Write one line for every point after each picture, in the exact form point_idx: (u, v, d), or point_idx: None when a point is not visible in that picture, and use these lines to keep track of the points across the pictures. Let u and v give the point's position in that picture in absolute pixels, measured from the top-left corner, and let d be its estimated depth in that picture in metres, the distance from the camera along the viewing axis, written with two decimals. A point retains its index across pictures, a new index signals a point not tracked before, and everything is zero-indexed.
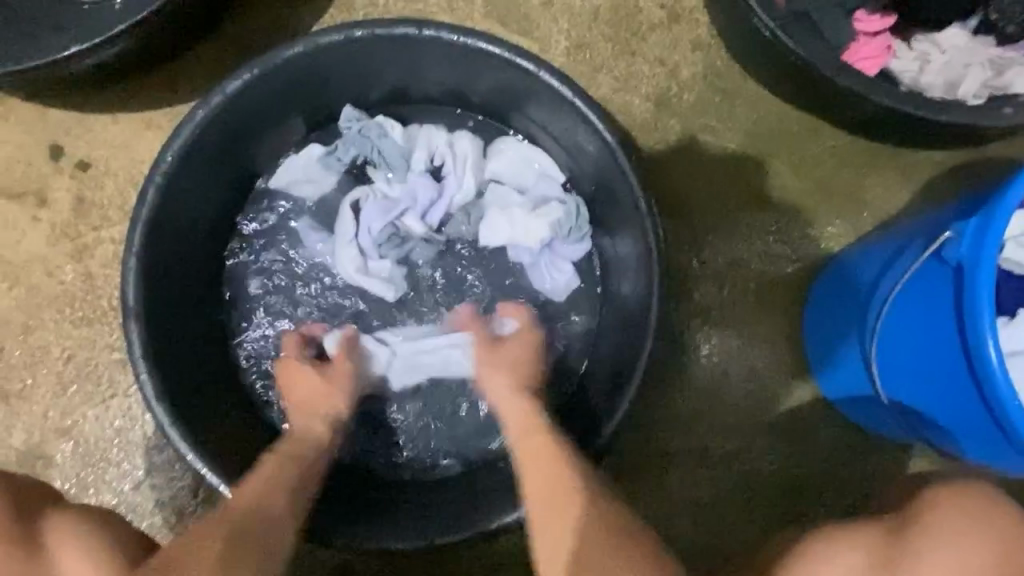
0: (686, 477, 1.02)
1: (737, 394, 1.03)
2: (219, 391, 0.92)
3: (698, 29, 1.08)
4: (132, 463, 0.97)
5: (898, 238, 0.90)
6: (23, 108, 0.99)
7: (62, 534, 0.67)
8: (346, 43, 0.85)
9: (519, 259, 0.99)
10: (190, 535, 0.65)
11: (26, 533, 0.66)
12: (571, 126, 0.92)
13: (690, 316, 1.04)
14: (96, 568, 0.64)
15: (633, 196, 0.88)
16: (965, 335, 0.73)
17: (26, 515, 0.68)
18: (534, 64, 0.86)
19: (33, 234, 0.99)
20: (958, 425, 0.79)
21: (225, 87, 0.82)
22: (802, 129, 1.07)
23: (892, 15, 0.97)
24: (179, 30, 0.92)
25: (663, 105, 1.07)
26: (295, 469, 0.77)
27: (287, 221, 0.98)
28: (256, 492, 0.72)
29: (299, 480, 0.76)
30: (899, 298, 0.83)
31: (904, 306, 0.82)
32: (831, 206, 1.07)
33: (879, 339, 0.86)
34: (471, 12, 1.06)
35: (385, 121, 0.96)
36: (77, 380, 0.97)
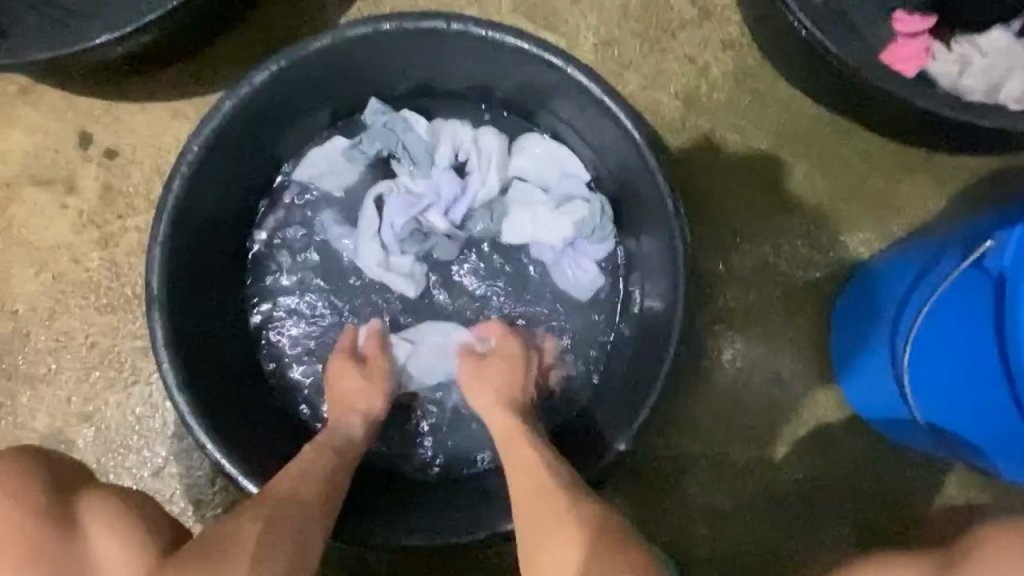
0: (706, 483, 1.01)
1: (760, 401, 1.01)
2: (239, 382, 0.92)
3: (729, 27, 1.05)
4: (152, 450, 0.97)
5: (933, 244, 0.89)
6: (53, 95, 1.00)
7: (96, 513, 0.64)
8: (374, 36, 0.84)
9: (542, 258, 0.98)
10: (221, 522, 0.64)
11: (60, 509, 0.63)
12: (598, 124, 0.91)
13: (714, 319, 1.02)
14: (131, 554, 0.62)
15: (661, 197, 0.86)
16: (1007, 356, 0.72)
17: (59, 489, 0.65)
18: (563, 60, 0.84)
19: (61, 221, 1.00)
20: (997, 438, 0.77)
21: (252, 78, 0.82)
22: (834, 131, 1.05)
23: (931, 17, 0.95)
24: (207, 21, 0.92)
25: (692, 104, 1.05)
26: (329, 462, 0.76)
27: (311, 214, 0.98)
28: (290, 480, 0.71)
29: (333, 472, 0.75)
30: (934, 314, 0.81)
31: (940, 321, 0.80)
32: (862, 211, 1.04)
33: (912, 355, 0.84)
34: (498, 6, 1.05)
35: (410, 115, 0.96)
36: (100, 366, 0.98)
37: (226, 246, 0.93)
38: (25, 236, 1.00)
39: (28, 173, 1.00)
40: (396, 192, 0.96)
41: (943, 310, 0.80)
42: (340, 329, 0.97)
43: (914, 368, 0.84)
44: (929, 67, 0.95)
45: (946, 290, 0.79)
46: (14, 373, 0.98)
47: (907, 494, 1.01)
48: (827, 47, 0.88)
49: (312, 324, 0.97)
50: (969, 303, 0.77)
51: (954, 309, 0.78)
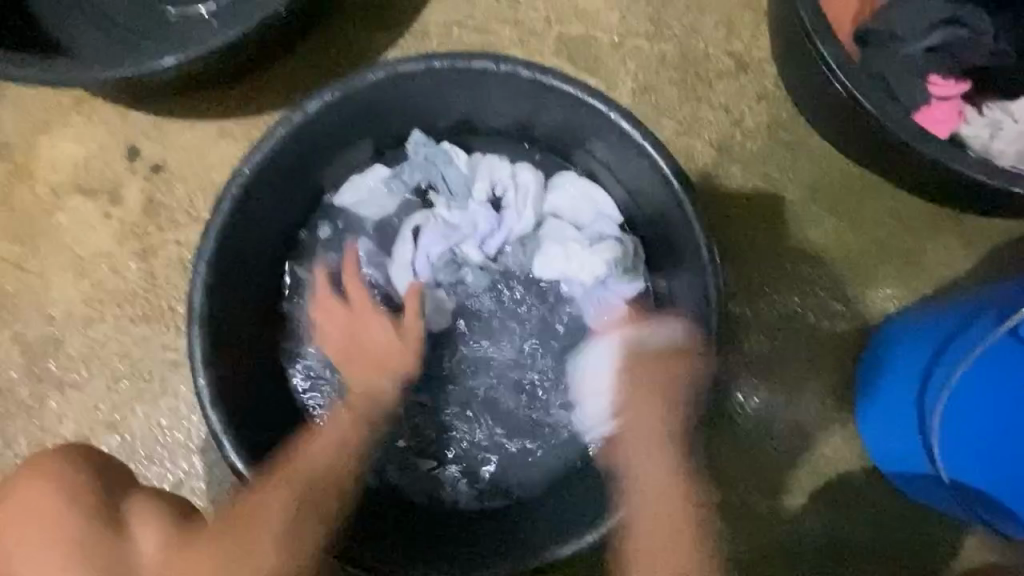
0: (724, 530, 1.00)
1: (782, 450, 1.01)
2: (268, 401, 0.93)
3: (764, 79, 1.08)
4: (174, 463, 0.98)
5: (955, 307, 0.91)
6: (107, 109, 1.03)
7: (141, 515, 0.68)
8: (425, 73, 0.87)
9: (571, 294, 1.00)
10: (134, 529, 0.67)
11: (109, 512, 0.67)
12: (635, 168, 0.93)
13: (739, 365, 1.03)
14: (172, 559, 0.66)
15: (696, 244, 0.88)
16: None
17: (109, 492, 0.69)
18: (606, 106, 0.87)
19: (103, 230, 1.02)
20: None
21: (306, 106, 0.84)
22: (865, 187, 1.07)
23: (963, 82, 0.96)
24: (263, 46, 0.95)
25: (725, 152, 1.07)
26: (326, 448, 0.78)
27: (347, 239, 1.00)
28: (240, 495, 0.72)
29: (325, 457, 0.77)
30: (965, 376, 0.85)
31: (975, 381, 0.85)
32: (890, 266, 1.06)
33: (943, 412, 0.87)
34: (541, 48, 1.08)
35: (452, 150, 0.99)
36: (130, 376, 0.99)
37: (265, 266, 0.95)
38: (68, 244, 1.02)
39: (75, 182, 1.02)
40: (431, 216, 0.98)
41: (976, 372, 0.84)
42: None
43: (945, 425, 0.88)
44: (961, 130, 0.97)
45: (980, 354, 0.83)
46: (45, 377, 1.00)
47: (928, 555, 1.00)
48: (865, 107, 0.90)
49: None
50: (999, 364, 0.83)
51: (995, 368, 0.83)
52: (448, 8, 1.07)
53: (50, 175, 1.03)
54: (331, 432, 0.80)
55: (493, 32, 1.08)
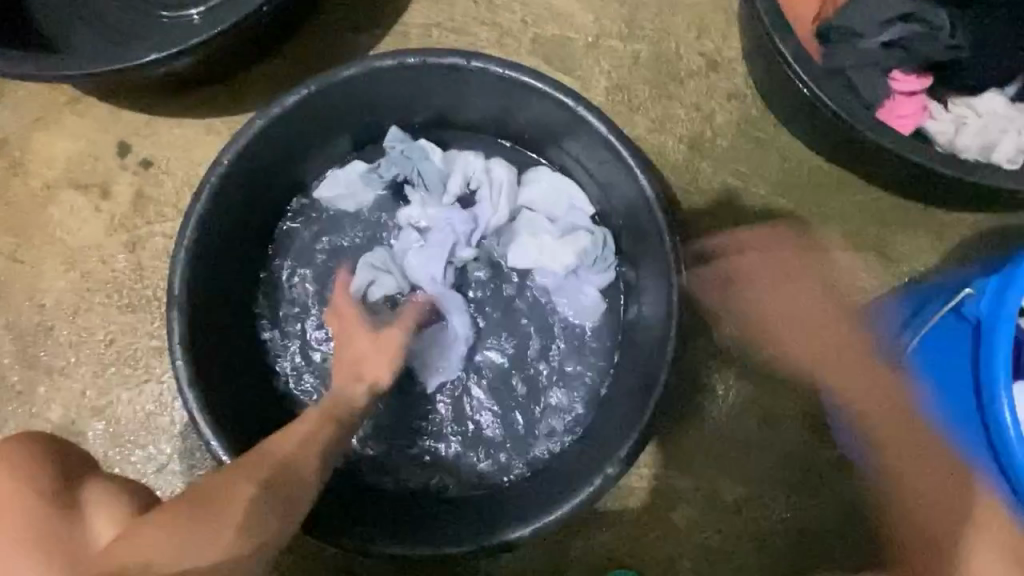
0: (695, 517, 1.02)
1: (752, 438, 1.03)
2: (246, 386, 0.96)
3: (735, 78, 1.11)
4: (158, 447, 1.01)
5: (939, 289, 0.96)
6: (99, 107, 1.07)
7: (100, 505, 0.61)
8: (400, 69, 0.91)
9: (544, 284, 1.02)
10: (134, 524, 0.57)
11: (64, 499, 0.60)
12: (604, 161, 0.96)
13: (709, 355, 1.05)
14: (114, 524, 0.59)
15: (659, 232, 0.91)
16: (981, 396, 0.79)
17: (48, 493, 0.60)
18: (573, 101, 0.90)
19: (94, 223, 1.06)
20: None
21: (284, 100, 0.88)
22: (834, 182, 1.09)
23: (926, 77, 0.98)
24: (247, 44, 0.99)
25: (696, 148, 1.10)
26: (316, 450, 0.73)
27: (327, 231, 1.03)
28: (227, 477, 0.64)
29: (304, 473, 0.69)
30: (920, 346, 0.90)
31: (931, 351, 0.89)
32: (859, 259, 1.08)
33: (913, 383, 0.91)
34: (518, 48, 1.12)
35: (426, 145, 1.01)
36: (116, 363, 1.03)
37: (245, 255, 0.98)
38: (60, 236, 1.06)
39: (68, 177, 1.07)
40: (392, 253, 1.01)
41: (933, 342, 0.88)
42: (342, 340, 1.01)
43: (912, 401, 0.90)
44: (925, 125, 0.99)
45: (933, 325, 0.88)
46: (35, 364, 1.03)
47: None
48: (824, 101, 0.93)
49: (318, 335, 1.02)
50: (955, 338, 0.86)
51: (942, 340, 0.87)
52: (428, 11, 1.11)
53: (44, 170, 1.07)
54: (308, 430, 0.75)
55: (471, 33, 1.12)
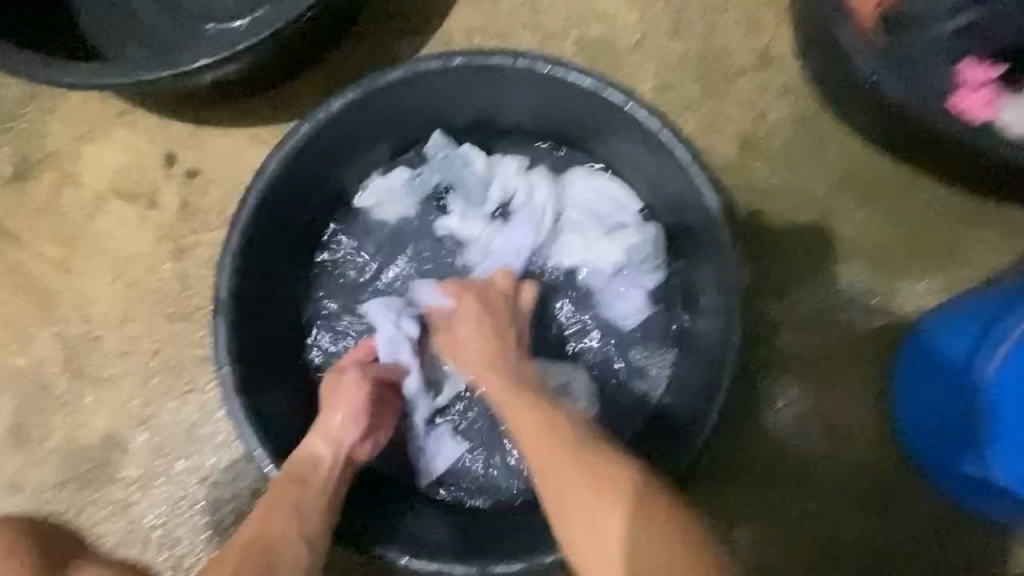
0: (755, 531, 0.97)
1: (816, 451, 0.98)
2: (293, 394, 0.94)
3: (788, 74, 1.07)
4: (201, 458, 1.00)
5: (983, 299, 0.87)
6: (146, 118, 1.08)
7: None
8: (445, 71, 0.89)
9: (590, 286, 1.00)
10: None
11: None
12: (654, 160, 0.92)
13: (769, 362, 0.99)
14: None
15: (716, 233, 0.86)
16: None
17: None
18: (623, 97, 0.87)
19: (140, 233, 1.06)
20: None
21: (331, 104, 0.87)
22: (897, 179, 1.03)
23: (997, 66, 0.91)
24: (291, 52, 1.00)
25: (749, 146, 1.06)
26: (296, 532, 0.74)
27: (371, 236, 1.02)
28: None
29: None
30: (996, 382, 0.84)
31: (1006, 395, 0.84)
32: (928, 259, 1.02)
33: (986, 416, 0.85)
34: (562, 51, 1.10)
35: (470, 151, 1.00)
36: (161, 372, 1.02)
37: (291, 261, 0.97)
38: (108, 246, 1.06)
39: (117, 188, 1.07)
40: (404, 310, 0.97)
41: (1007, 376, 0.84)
42: None
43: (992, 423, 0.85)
44: (1003, 117, 0.89)
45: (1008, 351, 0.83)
46: (81, 373, 1.03)
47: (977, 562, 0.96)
48: None
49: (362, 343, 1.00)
50: None
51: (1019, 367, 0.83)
52: (470, 15, 1.10)
53: (93, 182, 1.08)
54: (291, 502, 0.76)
55: (514, 36, 1.10)
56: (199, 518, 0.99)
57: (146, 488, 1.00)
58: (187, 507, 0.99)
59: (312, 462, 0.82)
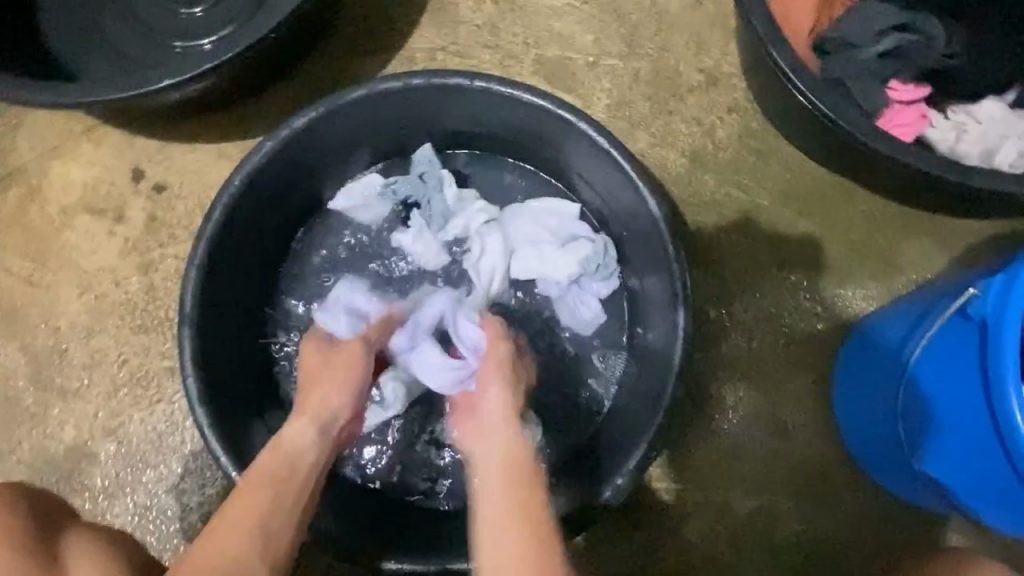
0: (705, 527, 1.02)
1: (762, 450, 1.03)
2: (258, 404, 0.97)
3: (734, 93, 1.13)
4: (168, 467, 1.02)
5: (925, 297, 0.90)
6: (114, 134, 1.10)
7: None
8: (404, 90, 0.93)
9: (547, 294, 1.04)
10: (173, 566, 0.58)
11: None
12: (605, 174, 0.96)
13: (718, 366, 1.05)
14: None
15: (662, 244, 0.91)
16: (987, 389, 0.74)
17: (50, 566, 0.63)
18: (574, 116, 0.92)
19: (108, 247, 1.08)
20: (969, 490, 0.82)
21: (293, 122, 0.91)
22: (836, 192, 1.09)
23: (924, 86, 0.99)
24: (257, 71, 1.03)
25: (698, 161, 1.11)
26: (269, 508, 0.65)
27: (338, 242, 1.05)
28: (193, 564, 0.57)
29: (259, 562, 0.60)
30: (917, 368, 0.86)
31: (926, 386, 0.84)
32: (865, 267, 1.08)
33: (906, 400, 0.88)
34: (520, 70, 1.15)
35: (445, 175, 1.04)
36: (128, 384, 1.04)
37: (257, 273, 1.00)
38: (75, 259, 1.08)
39: (84, 203, 1.09)
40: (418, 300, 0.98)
41: (927, 363, 0.85)
42: None
43: (926, 423, 0.85)
44: (926, 133, 1.00)
45: (931, 339, 0.84)
46: (49, 386, 1.05)
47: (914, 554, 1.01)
48: (824, 110, 0.93)
49: None
50: (962, 341, 0.80)
51: (936, 355, 0.83)
52: (432, 35, 1.14)
53: (60, 197, 1.09)
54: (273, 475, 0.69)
55: (474, 56, 1.14)
56: (166, 526, 1.01)
57: (113, 498, 1.01)
58: (155, 515, 1.01)
59: (286, 453, 0.72)
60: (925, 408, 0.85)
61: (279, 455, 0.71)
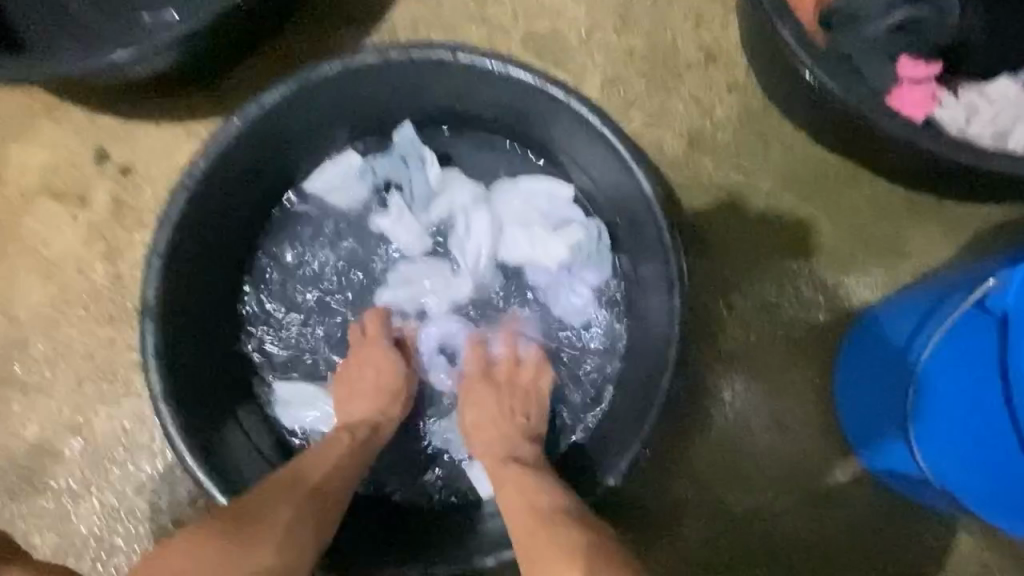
0: (700, 527, 0.98)
1: (760, 445, 0.99)
2: (231, 399, 0.92)
3: (735, 70, 1.07)
4: (137, 465, 0.97)
5: (930, 291, 0.87)
6: (75, 112, 1.03)
7: None
8: (382, 65, 0.87)
9: (535, 281, 0.99)
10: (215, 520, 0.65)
11: None
12: (596, 156, 0.91)
13: (715, 359, 1.00)
14: None
15: (656, 229, 0.86)
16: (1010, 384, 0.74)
17: None
18: (563, 93, 0.86)
19: (71, 233, 1.02)
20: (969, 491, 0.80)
21: (262, 99, 0.84)
22: (839, 175, 1.04)
23: (934, 64, 0.93)
24: (227, 45, 0.96)
25: (696, 142, 1.06)
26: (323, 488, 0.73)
27: (315, 228, 1.00)
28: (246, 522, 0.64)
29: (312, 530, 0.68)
30: (931, 366, 0.82)
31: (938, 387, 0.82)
32: (869, 255, 1.03)
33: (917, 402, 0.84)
34: (509, 45, 1.08)
35: (427, 155, 0.98)
36: (94, 378, 0.98)
37: (227, 261, 0.94)
38: (35, 246, 1.02)
39: (45, 185, 1.03)
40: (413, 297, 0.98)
41: (941, 361, 0.81)
42: (330, 353, 0.98)
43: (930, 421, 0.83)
44: (936, 114, 0.94)
45: (944, 334, 0.80)
46: (9, 380, 0.99)
47: (916, 553, 0.97)
48: (830, 88, 0.88)
49: (306, 345, 0.98)
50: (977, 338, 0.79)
51: (951, 353, 0.80)
52: (416, 7, 1.07)
53: (19, 180, 1.03)
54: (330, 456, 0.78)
55: (460, 30, 1.08)
56: (136, 527, 0.96)
57: (79, 498, 0.96)
58: (124, 516, 0.96)
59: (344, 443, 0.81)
60: (936, 408, 0.82)
61: (337, 441, 0.81)
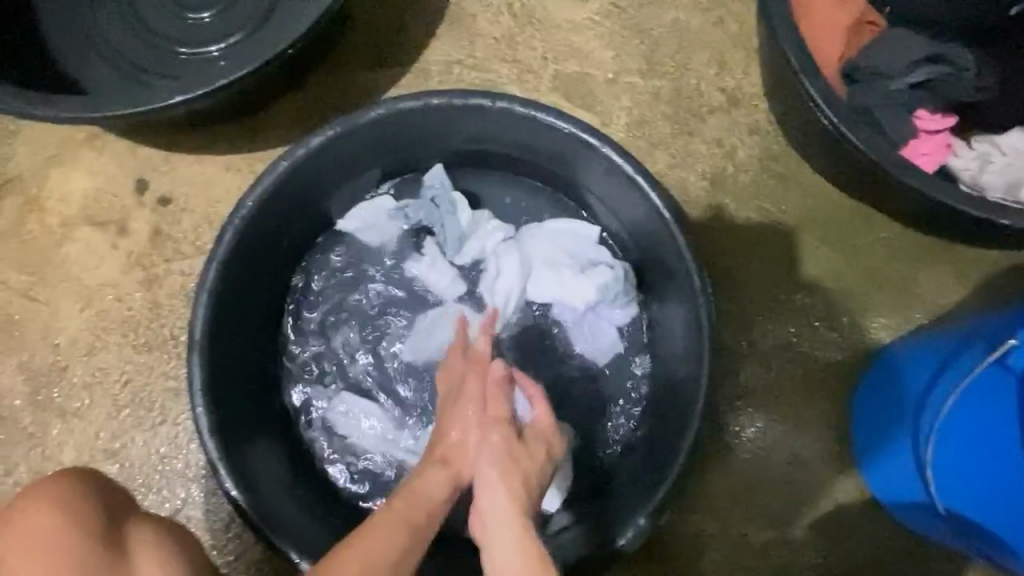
0: (720, 560, 1.00)
1: (779, 480, 1.02)
2: (268, 429, 0.95)
3: (755, 114, 1.11)
4: (172, 491, 0.99)
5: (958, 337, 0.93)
6: (117, 143, 1.06)
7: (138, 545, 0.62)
8: (424, 110, 0.90)
9: (563, 319, 1.02)
10: None
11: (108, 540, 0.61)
12: (627, 200, 0.94)
13: (735, 396, 1.03)
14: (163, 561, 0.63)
15: (686, 274, 0.89)
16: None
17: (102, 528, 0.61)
18: (599, 141, 0.89)
19: (110, 261, 1.04)
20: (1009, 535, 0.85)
21: (309, 142, 0.88)
22: (856, 219, 1.08)
23: (951, 117, 0.98)
24: (269, 84, 0.99)
25: (718, 184, 1.09)
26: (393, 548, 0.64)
27: (349, 263, 1.03)
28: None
29: None
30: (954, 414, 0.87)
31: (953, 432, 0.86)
32: (884, 297, 1.07)
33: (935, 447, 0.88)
34: (538, 85, 1.12)
35: (458, 200, 1.02)
36: (131, 405, 1.01)
37: (266, 295, 0.97)
38: (75, 273, 1.04)
39: (85, 214, 1.05)
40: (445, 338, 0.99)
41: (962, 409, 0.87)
42: (362, 385, 1.01)
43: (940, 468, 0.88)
44: (950, 163, 0.98)
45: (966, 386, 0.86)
46: (48, 406, 1.01)
47: None
48: (852, 141, 0.91)
49: (339, 376, 1.01)
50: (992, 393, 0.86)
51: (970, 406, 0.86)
52: (449, 47, 1.11)
53: (60, 208, 1.05)
54: (398, 513, 0.67)
55: (492, 69, 1.11)
56: None
57: None
58: None
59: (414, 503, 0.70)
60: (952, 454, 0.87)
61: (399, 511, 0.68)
